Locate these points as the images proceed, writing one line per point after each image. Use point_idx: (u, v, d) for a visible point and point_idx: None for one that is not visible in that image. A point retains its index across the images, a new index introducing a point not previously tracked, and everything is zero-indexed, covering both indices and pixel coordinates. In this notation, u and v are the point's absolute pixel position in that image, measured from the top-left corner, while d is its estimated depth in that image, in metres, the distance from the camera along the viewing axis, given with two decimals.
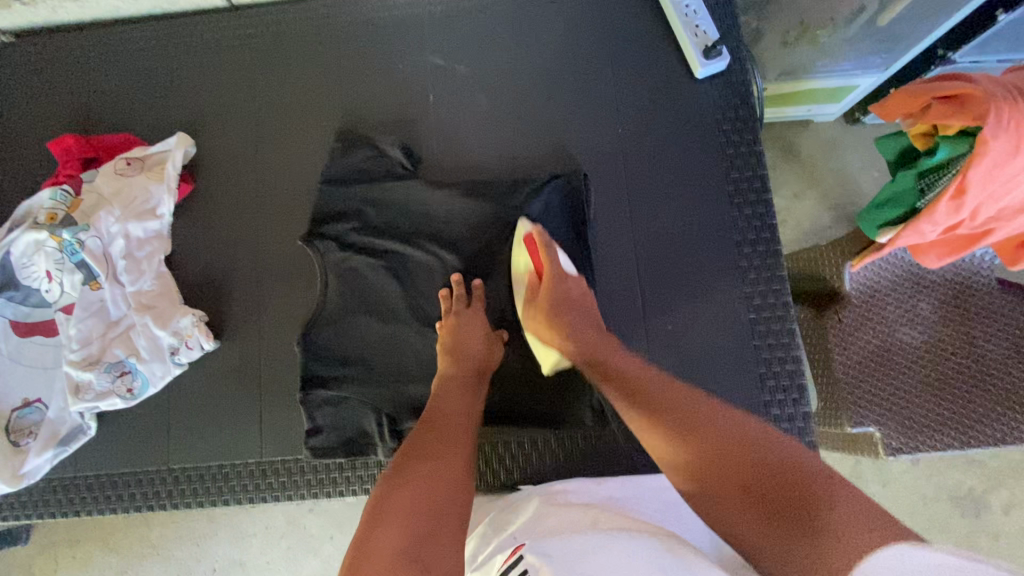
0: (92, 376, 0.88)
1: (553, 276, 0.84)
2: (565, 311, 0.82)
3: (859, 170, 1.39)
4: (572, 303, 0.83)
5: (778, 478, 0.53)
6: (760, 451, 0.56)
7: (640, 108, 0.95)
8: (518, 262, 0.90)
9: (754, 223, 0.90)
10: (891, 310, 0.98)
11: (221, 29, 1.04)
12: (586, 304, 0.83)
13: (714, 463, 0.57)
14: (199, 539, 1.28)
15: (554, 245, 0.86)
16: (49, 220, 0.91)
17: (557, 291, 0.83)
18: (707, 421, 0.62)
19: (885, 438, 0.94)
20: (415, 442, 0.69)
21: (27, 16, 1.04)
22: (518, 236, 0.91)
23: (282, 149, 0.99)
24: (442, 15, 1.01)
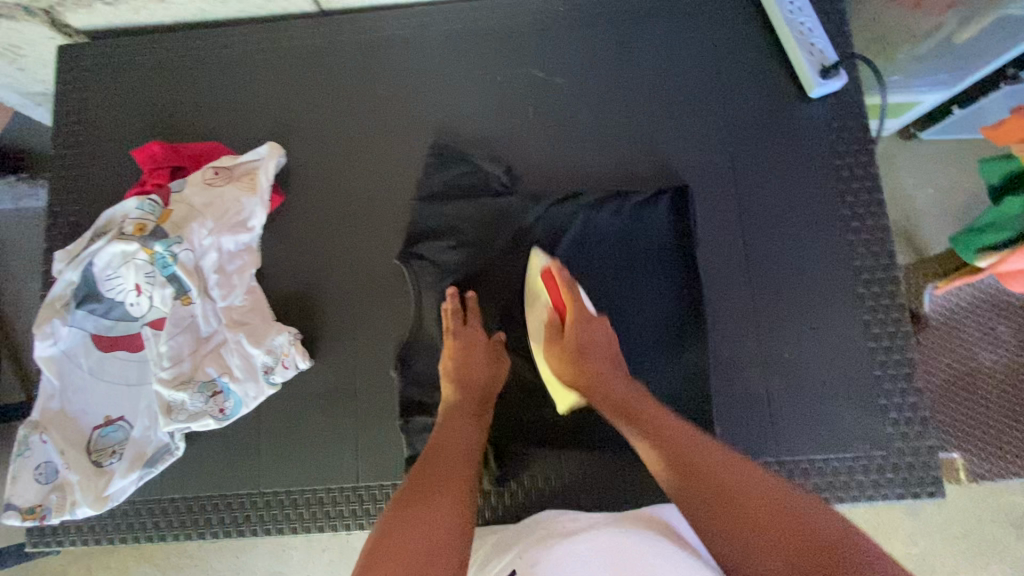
0: (184, 397, 0.85)
1: (574, 322, 0.77)
2: (588, 362, 0.74)
3: (913, 188, 1.29)
4: (593, 350, 0.75)
5: (821, 552, 0.50)
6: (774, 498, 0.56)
7: (748, 126, 0.92)
8: (535, 300, 0.85)
9: (871, 249, 0.87)
10: (971, 331, 0.91)
11: (310, 34, 1.01)
12: (611, 352, 0.76)
13: (757, 536, 0.53)
14: (240, 552, 1.22)
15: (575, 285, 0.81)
16: (138, 231, 0.88)
17: (582, 333, 0.76)
18: (746, 493, 0.57)
19: (969, 463, 0.88)
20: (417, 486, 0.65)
21: (107, 16, 1.01)
22: (532, 271, 0.86)
23: (375, 162, 0.96)
24: (541, 25, 0.98)
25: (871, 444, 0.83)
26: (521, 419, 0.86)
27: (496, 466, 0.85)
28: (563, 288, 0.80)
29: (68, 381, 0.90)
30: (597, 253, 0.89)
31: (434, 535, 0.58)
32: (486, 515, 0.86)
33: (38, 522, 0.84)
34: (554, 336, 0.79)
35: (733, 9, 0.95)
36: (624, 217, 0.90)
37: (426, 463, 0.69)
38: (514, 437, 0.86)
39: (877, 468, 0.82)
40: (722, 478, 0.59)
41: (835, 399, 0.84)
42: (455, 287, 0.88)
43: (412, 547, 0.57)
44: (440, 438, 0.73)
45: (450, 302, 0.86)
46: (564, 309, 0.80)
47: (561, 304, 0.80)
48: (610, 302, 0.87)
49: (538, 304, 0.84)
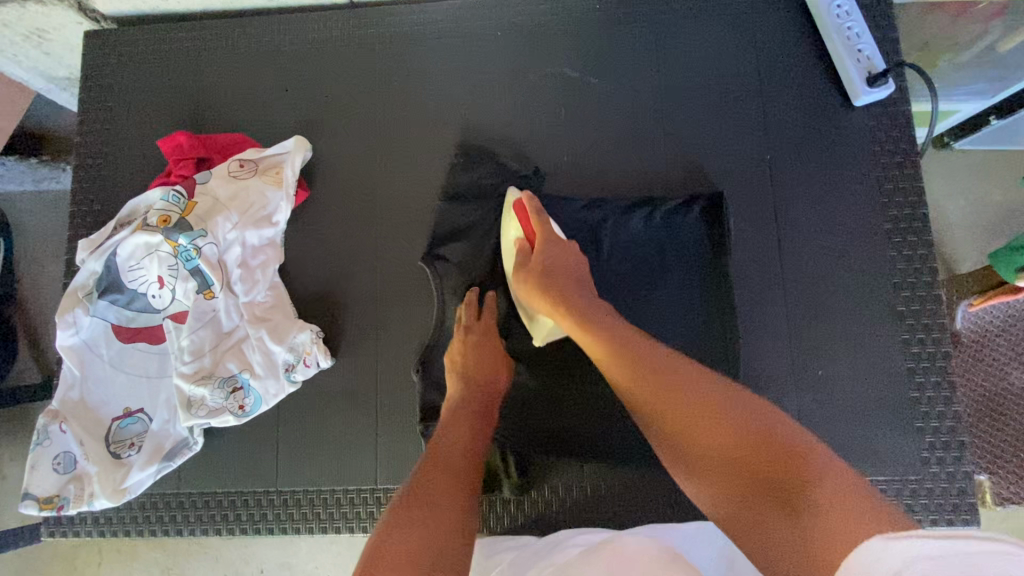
0: (204, 392, 0.84)
1: (545, 244, 0.78)
2: (559, 281, 0.75)
3: (941, 199, 1.22)
4: (565, 271, 0.77)
5: (770, 449, 0.53)
6: (737, 417, 0.57)
7: (789, 133, 0.89)
8: (508, 233, 0.86)
9: (914, 266, 0.84)
10: (1003, 352, 0.94)
11: (340, 26, 0.99)
12: (580, 274, 0.78)
13: (717, 448, 0.56)
14: (245, 543, 1.20)
15: (546, 213, 0.81)
16: (162, 222, 0.87)
17: (549, 256, 0.77)
18: (702, 402, 0.59)
19: (994, 485, 0.89)
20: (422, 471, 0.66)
21: (137, 3, 1.00)
22: (508, 206, 0.87)
23: (402, 159, 0.95)
24: (576, 23, 0.96)
25: (907, 467, 0.81)
26: (543, 428, 0.84)
27: (518, 475, 0.84)
28: (534, 220, 0.80)
29: (89, 371, 0.90)
30: (627, 261, 0.87)
31: (439, 538, 0.57)
32: (506, 525, 0.84)
33: (55, 512, 0.85)
34: (525, 259, 0.80)
35: (775, 12, 0.92)
36: (655, 223, 0.87)
37: (429, 461, 0.68)
38: (537, 447, 0.84)
39: (911, 492, 0.80)
40: (684, 396, 0.61)
41: (869, 419, 0.82)
42: (475, 289, 0.87)
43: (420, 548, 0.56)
44: (444, 435, 0.72)
45: (468, 298, 0.86)
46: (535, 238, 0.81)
47: (531, 234, 0.81)
48: (639, 313, 0.85)
49: (510, 237, 0.85)
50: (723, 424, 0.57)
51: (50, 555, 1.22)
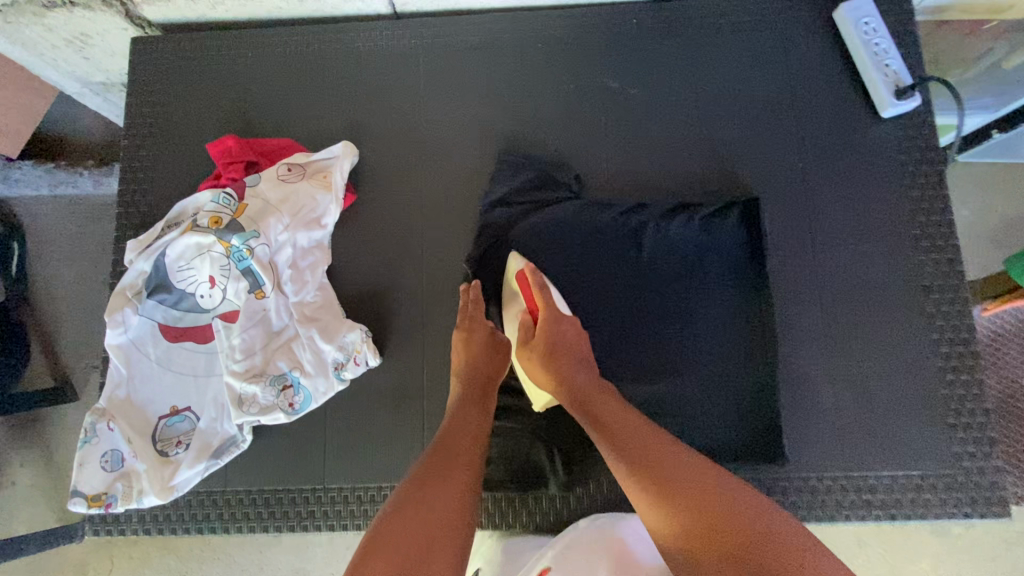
0: (256, 389, 0.86)
1: (544, 321, 0.78)
2: (562, 358, 0.76)
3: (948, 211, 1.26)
4: (564, 347, 0.77)
5: (766, 555, 0.53)
6: (735, 514, 0.57)
7: (820, 142, 0.93)
8: (512, 301, 0.86)
9: (942, 269, 0.88)
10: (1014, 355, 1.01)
11: (384, 35, 1.02)
12: (580, 349, 0.78)
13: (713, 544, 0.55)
14: (265, 549, 1.19)
15: (549, 285, 0.82)
16: (213, 223, 0.89)
17: (554, 333, 0.77)
18: (699, 493, 0.59)
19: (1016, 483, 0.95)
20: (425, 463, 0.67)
21: (184, 10, 1.02)
22: (510, 273, 0.88)
23: (445, 164, 0.97)
24: (614, 35, 0.99)
25: (939, 463, 0.84)
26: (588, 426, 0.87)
27: (564, 473, 0.86)
28: (536, 291, 0.81)
29: (136, 370, 0.91)
30: (667, 264, 0.90)
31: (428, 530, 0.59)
32: (552, 521, 0.87)
33: (103, 509, 0.85)
34: (527, 338, 0.80)
35: (806, 26, 0.96)
36: (694, 227, 0.90)
37: (436, 449, 0.69)
38: (583, 446, 0.86)
39: (945, 487, 0.83)
40: (686, 482, 0.60)
41: (902, 416, 0.85)
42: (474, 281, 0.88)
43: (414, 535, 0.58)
44: (453, 424, 0.74)
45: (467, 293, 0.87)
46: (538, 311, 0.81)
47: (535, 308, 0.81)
48: (678, 313, 0.88)
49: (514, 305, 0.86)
50: (721, 517, 0.57)
51: (63, 563, 1.20)
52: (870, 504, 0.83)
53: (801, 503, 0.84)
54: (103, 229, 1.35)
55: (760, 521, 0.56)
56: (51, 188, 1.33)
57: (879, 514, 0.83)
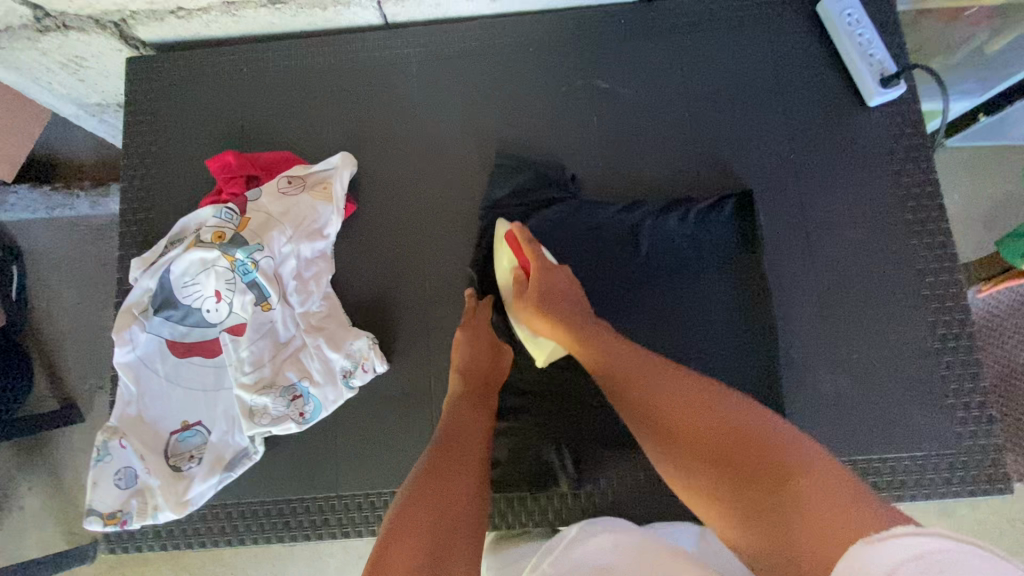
0: (267, 401, 0.87)
1: (538, 272, 0.83)
2: (556, 304, 0.80)
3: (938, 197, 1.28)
4: (559, 296, 0.81)
5: (743, 443, 0.54)
6: (714, 412, 0.59)
7: (811, 133, 0.94)
8: (500, 261, 0.89)
9: (935, 252, 0.90)
10: None
11: (377, 45, 1.03)
12: (575, 297, 0.82)
13: (696, 444, 0.58)
14: (278, 564, 1.19)
15: (536, 241, 0.86)
16: (217, 238, 0.90)
17: (545, 283, 0.82)
18: (683, 400, 0.62)
19: None
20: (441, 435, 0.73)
21: (177, 29, 1.03)
22: (497, 236, 0.91)
23: (443, 170, 0.99)
24: (603, 36, 1.00)
25: (943, 443, 0.85)
26: (595, 423, 0.88)
27: (574, 470, 0.87)
28: (526, 248, 0.85)
29: (145, 387, 0.92)
30: (665, 259, 0.91)
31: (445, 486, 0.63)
32: (565, 518, 0.88)
33: (120, 527, 0.86)
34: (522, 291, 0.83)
35: (792, 20, 0.98)
36: (690, 221, 0.92)
37: (452, 426, 0.75)
38: (592, 443, 0.88)
39: (949, 466, 0.85)
40: (670, 395, 0.64)
41: (903, 399, 0.87)
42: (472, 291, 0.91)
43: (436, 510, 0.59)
44: (459, 413, 0.78)
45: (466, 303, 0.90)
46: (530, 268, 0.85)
47: (525, 263, 0.86)
48: (678, 307, 0.90)
49: (504, 267, 0.88)
50: (700, 416, 0.59)
51: None
52: (876, 486, 0.84)
53: None
54: (104, 248, 1.36)
55: (741, 415, 0.57)
56: (45, 210, 1.33)
57: (886, 496, 0.84)
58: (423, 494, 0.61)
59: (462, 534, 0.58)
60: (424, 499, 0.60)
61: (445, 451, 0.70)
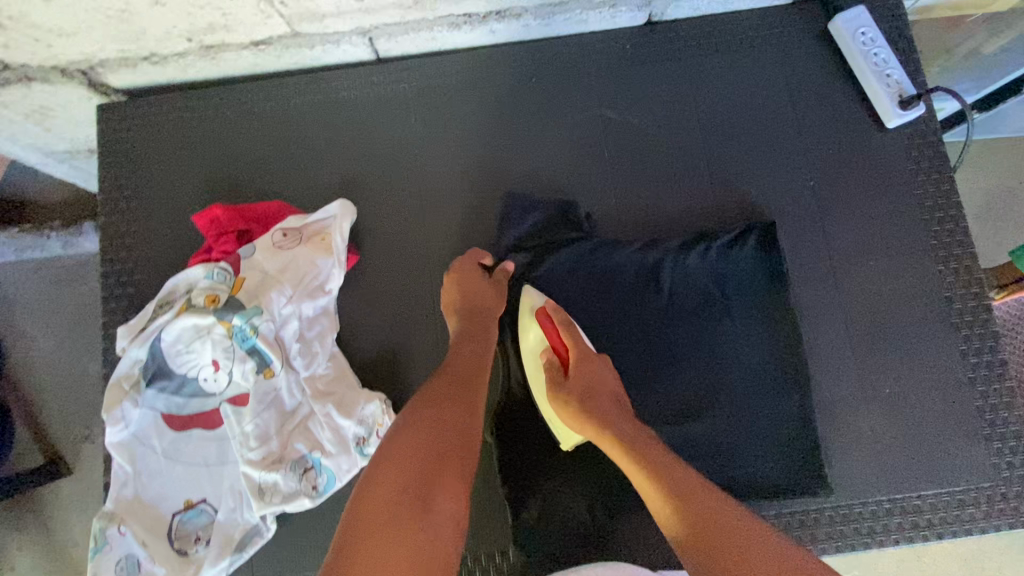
0: (277, 477, 0.81)
1: (577, 365, 0.76)
2: (588, 398, 0.73)
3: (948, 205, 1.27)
4: (601, 393, 0.74)
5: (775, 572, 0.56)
6: (737, 527, 0.59)
7: (829, 159, 0.91)
8: (530, 339, 0.83)
9: (962, 278, 0.88)
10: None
11: (370, 83, 0.97)
12: (610, 388, 0.75)
13: (718, 549, 0.58)
14: None
15: (574, 325, 0.79)
16: (211, 303, 0.84)
17: (585, 376, 0.75)
18: (702, 501, 0.62)
19: None
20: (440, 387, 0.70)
21: (152, 75, 0.96)
22: (525, 308, 0.83)
23: (449, 214, 0.94)
24: (609, 64, 0.96)
25: (980, 476, 0.83)
26: (626, 474, 0.84)
27: (607, 525, 0.84)
28: (564, 333, 0.78)
29: (142, 465, 0.85)
30: (688, 297, 0.87)
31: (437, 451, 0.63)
32: None
33: None
34: (555, 376, 0.77)
35: (802, 41, 0.94)
36: (713, 256, 0.88)
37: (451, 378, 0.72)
38: (623, 497, 0.84)
39: (988, 499, 0.83)
40: (688, 490, 0.63)
41: (938, 432, 0.84)
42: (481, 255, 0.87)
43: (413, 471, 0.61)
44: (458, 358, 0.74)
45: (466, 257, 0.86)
46: (565, 355, 0.78)
47: (562, 348, 0.78)
48: (705, 349, 0.86)
49: (532, 340, 0.82)
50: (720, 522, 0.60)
51: None
52: (916, 525, 0.82)
53: (847, 531, 0.83)
54: (83, 299, 1.27)
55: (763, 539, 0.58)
56: (16, 252, 1.24)
57: (926, 535, 0.82)
58: (415, 463, 0.62)
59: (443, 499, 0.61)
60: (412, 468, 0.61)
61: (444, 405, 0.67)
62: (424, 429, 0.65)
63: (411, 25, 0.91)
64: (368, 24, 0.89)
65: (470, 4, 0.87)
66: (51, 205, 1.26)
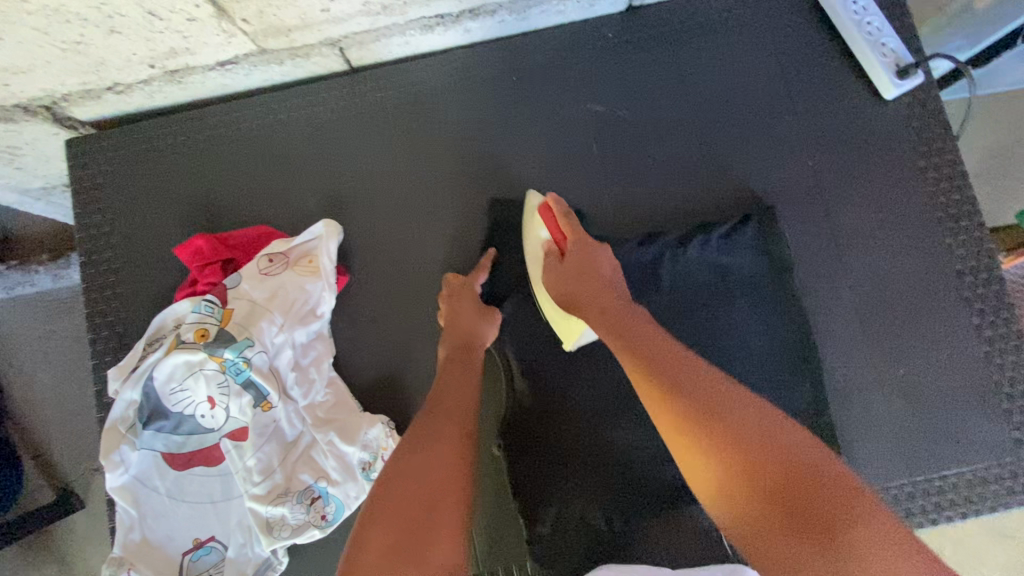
0: (285, 511, 0.79)
1: (572, 250, 0.77)
2: (586, 277, 0.74)
3: None
4: (592, 279, 0.73)
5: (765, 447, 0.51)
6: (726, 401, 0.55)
7: (825, 136, 0.88)
8: (534, 234, 0.84)
9: (972, 249, 0.85)
10: None
11: (345, 94, 0.94)
12: (613, 280, 0.74)
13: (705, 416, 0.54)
14: None
15: (572, 214, 0.81)
16: (200, 337, 0.81)
17: (583, 260, 0.76)
18: (688, 378, 0.58)
19: None
20: (424, 430, 0.67)
21: (118, 105, 0.92)
22: (529, 208, 0.86)
23: (438, 224, 0.91)
24: (592, 54, 0.92)
25: (1002, 452, 0.81)
26: (640, 479, 0.82)
27: (624, 532, 0.81)
28: (563, 223, 0.79)
29: (147, 507, 0.83)
30: (690, 291, 0.84)
31: (427, 493, 0.59)
32: None
33: None
34: (550, 263, 0.79)
35: (791, 16, 0.91)
36: (713, 247, 0.85)
37: (434, 415, 0.69)
38: (642, 502, 0.81)
39: (1011, 474, 0.81)
40: (677, 369, 0.59)
41: (956, 410, 0.82)
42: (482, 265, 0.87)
43: (400, 506, 0.58)
44: (441, 397, 0.72)
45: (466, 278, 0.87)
46: (563, 241, 0.79)
47: (560, 237, 0.80)
48: (712, 342, 0.83)
49: (537, 237, 0.84)
50: (712, 398, 0.55)
51: None
52: (939, 506, 0.80)
53: None
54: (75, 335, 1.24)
55: (759, 415, 0.53)
56: (5, 290, 1.22)
57: (950, 516, 0.80)
58: (399, 502, 0.58)
59: (434, 548, 0.54)
60: (396, 509, 0.58)
61: (429, 448, 0.64)
62: (408, 470, 0.61)
63: (381, 32, 0.87)
64: (337, 34, 0.85)
65: (441, 4, 0.83)
66: (36, 239, 1.23)
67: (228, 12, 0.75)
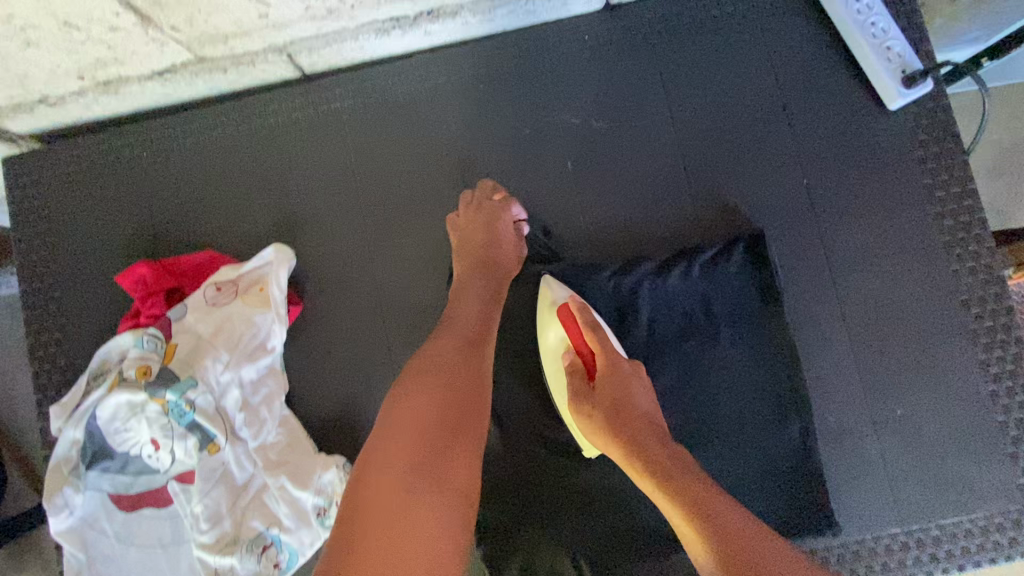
0: (233, 561, 0.74)
1: (604, 380, 0.67)
2: (626, 420, 0.64)
3: None
4: (630, 412, 0.64)
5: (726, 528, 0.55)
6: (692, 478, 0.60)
7: (822, 152, 0.80)
8: (550, 335, 0.74)
9: (980, 278, 0.77)
10: None
11: (299, 104, 0.86)
12: (648, 410, 0.66)
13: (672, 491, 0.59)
14: None
15: (601, 324, 0.70)
16: (140, 375, 0.75)
17: (615, 387, 0.66)
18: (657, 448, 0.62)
19: None
20: (432, 354, 0.63)
21: (54, 116, 0.85)
22: (545, 303, 0.75)
23: (399, 248, 0.84)
24: (566, 59, 0.84)
25: (1004, 500, 0.75)
26: (611, 524, 0.76)
27: None
28: (590, 336, 0.69)
29: (95, 551, 0.78)
30: (669, 323, 0.77)
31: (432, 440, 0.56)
32: None
33: None
34: (577, 386, 0.69)
35: (787, 16, 0.82)
36: (694, 273, 0.78)
37: (445, 337, 0.65)
38: (611, 546, 0.76)
39: (1012, 524, 0.75)
40: (643, 435, 0.63)
41: (957, 454, 0.76)
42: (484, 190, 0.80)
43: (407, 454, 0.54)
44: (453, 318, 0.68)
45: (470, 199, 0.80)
46: (589, 360, 0.69)
47: (588, 354, 0.69)
48: (694, 379, 0.76)
49: (553, 339, 0.74)
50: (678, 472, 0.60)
51: None
52: (933, 557, 0.75)
53: (858, 568, 0.76)
54: (16, 356, 1.09)
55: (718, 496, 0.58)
56: None
57: (944, 567, 0.75)
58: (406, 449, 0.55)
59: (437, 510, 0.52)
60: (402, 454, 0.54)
61: (440, 380, 0.60)
62: (414, 410, 0.58)
63: (331, 37, 0.79)
64: (282, 40, 0.77)
65: (394, 8, 0.74)
66: None
67: (153, 21, 0.67)
